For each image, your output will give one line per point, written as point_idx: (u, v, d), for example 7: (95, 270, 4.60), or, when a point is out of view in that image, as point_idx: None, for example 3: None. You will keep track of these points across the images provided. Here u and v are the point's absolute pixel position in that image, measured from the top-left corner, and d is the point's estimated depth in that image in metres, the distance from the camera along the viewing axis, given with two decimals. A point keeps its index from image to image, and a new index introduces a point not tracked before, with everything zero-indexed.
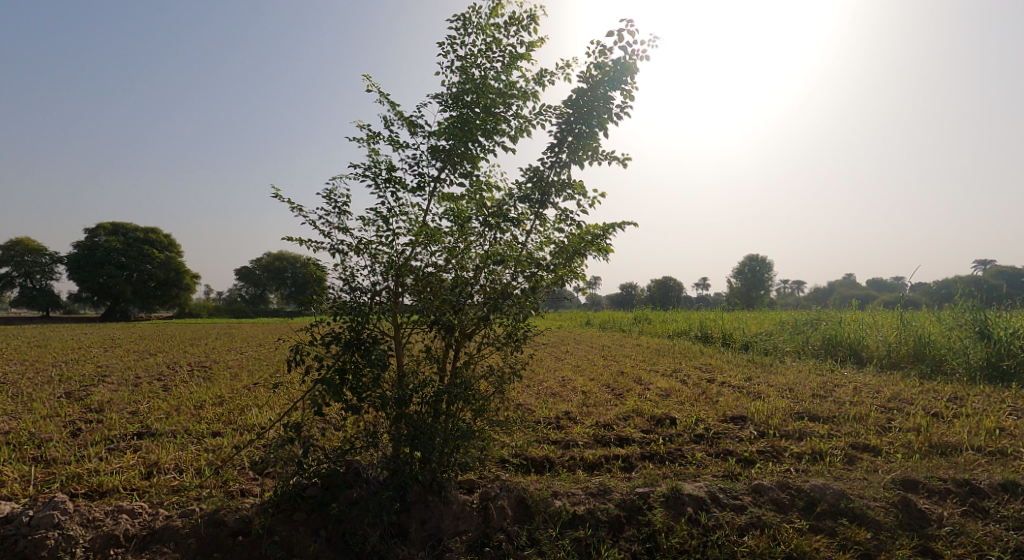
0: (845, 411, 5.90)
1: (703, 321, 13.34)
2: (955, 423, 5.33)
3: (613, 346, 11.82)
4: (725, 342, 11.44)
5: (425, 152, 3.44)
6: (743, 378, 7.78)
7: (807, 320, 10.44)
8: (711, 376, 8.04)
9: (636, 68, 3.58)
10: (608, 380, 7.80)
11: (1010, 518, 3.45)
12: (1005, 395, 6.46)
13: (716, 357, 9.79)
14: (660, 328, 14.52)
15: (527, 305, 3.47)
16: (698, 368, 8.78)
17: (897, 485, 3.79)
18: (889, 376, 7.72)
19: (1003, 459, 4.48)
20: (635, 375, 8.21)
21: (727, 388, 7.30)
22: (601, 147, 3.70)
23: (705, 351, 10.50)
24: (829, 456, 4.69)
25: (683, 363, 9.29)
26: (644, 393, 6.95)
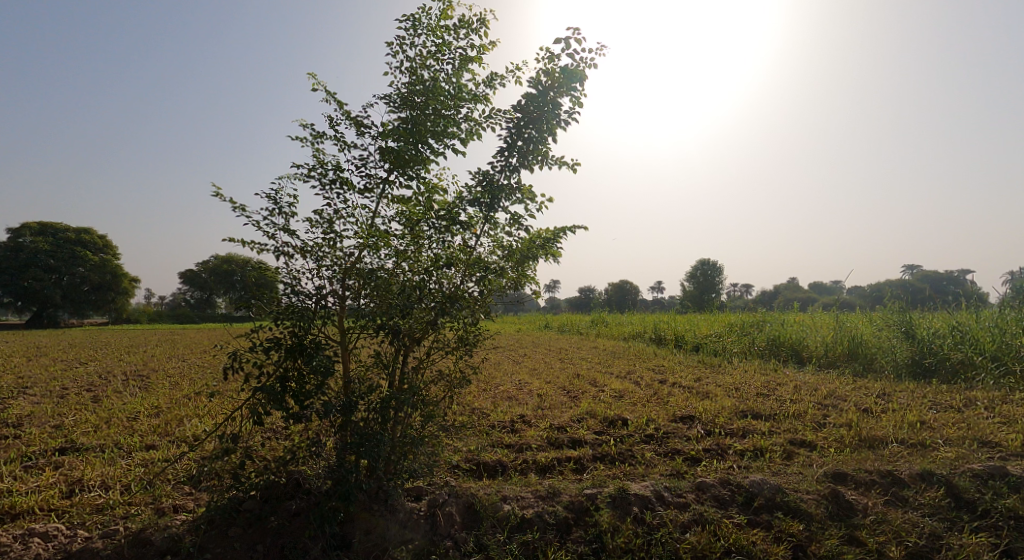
0: (786, 409, 6.17)
1: (656, 323, 13.67)
2: (882, 418, 5.67)
3: (569, 349, 11.94)
4: (677, 345, 11.77)
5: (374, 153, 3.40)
6: (693, 378, 8.03)
7: (754, 322, 10.85)
8: (663, 377, 8.23)
9: (583, 76, 3.67)
10: (563, 383, 7.89)
11: (927, 506, 3.69)
12: (927, 390, 6.91)
13: (668, 358, 10.04)
14: (617, 330, 14.79)
15: (477, 310, 3.48)
16: (652, 370, 8.97)
17: (828, 477, 4.00)
18: (825, 375, 8.11)
19: (923, 450, 4.78)
20: (590, 377, 8.31)
21: (677, 388, 7.50)
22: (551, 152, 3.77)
23: (658, 353, 10.76)
24: (769, 452, 4.89)
25: (637, 365, 9.48)
26: (598, 395, 7.07)
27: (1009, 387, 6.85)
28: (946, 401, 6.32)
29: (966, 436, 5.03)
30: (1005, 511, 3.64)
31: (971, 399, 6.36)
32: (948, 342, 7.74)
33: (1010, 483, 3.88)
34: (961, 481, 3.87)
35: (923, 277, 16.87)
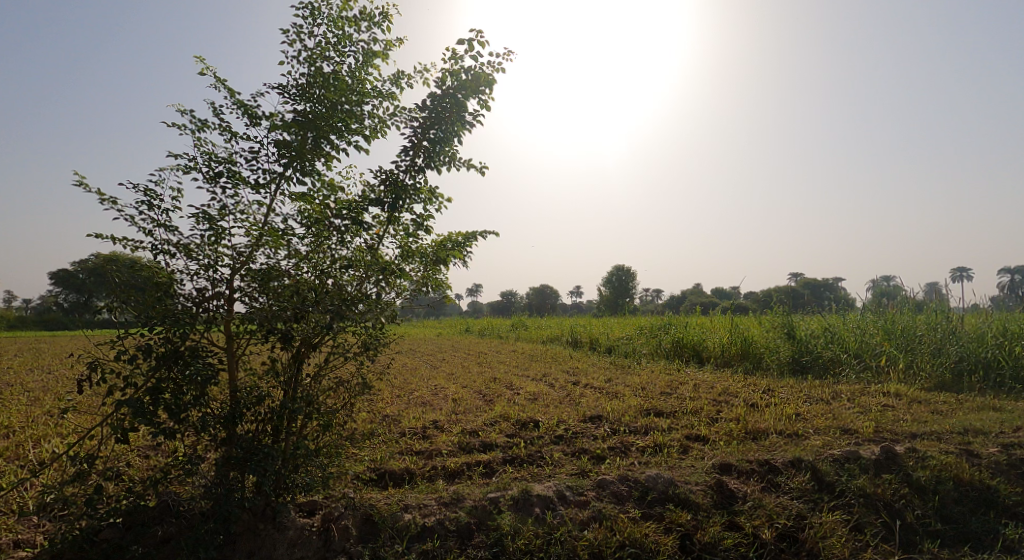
0: (685, 406, 6.52)
1: (573, 327, 14.01)
2: (766, 412, 6.15)
3: (487, 352, 11.96)
4: (592, 347, 12.13)
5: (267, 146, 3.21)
6: (603, 379, 8.30)
7: (661, 325, 11.40)
8: (575, 378, 8.44)
9: (489, 79, 3.69)
10: (479, 387, 7.87)
11: (796, 490, 4.04)
12: (805, 385, 7.59)
13: (582, 360, 10.33)
14: (535, 334, 15.00)
15: (380, 314, 3.35)
16: (566, 372, 9.16)
17: (715, 469, 4.26)
18: (721, 373, 8.67)
19: (798, 440, 5.23)
20: (506, 381, 8.35)
21: (589, 389, 7.71)
22: (457, 154, 3.74)
23: (573, 355, 11.02)
24: (667, 447, 5.13)
25: (552, 367, 9.65)
26: (513, 398, 7.11)
27: (867, 380, 7.70)
28: (818, 394, 6.97)
29: (832, 425, 5.57)
30: (857, 491, 4.08)
31: (839, 392, 7.05)
32: (821, 342, 8.56)
33: (862, 465, 4.35)
34: (824, 466, 4.27)
35: (807, 284, 18.59)
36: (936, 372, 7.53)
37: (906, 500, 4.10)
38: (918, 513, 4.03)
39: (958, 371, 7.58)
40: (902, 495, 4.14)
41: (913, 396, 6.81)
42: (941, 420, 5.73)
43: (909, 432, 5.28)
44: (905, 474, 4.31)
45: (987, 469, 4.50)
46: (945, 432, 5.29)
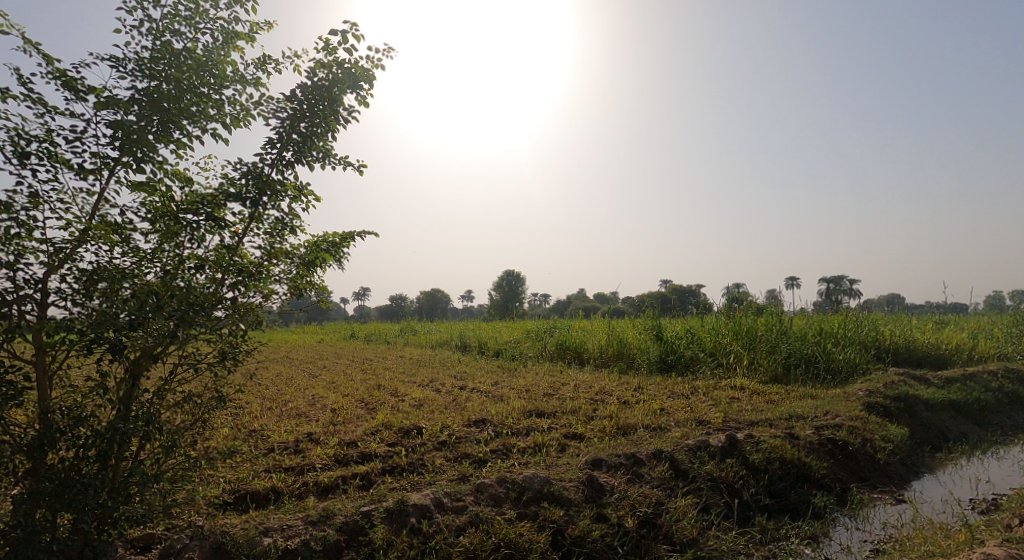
0: (565, 406, 6.74)
1: (462, 331, 13.97)
2: (636, 408, 6.55)
3: (373, 359, 11.51)
4: (480, 351, 12.12)
5: (98, 126, 2.81)
6: (489, 382, 8.35)
7: (547, 329, 11.71)
8: (462, 383, 8.40)
9: (366, 74, 3.56)
10: (362, 395, 7.54)
11: (657, 480, 4.34)
12: (671, 382, 8.20)
13: (470, 364, 10.30)
14: (424, 339, 14.72)
15: (240, 319, 3.07)
16: (454, 376, 9.07)
17: (587, 464, 4.44)
18: (599, 373, 9.10)
19: (662, 432, 5.63)
20: (390, 388, 8.09)
21: (475, 393, 7.70)
22: (331, 150, 3.55)
23: (461, 359, 10.96)
24: (546, 447, 5.27)
25: (439, 372, 9.52)
26: (397, 405, 6.90)
27: (719, 376, 8.53)
28: (681, 390, 7.57)
29: (691, 417, 6.07)
30: (706, 476, 4.50)
31: (697, 387, 7.71)
32: (683, 342, 9.32)
33: (710, 452, 4.79)
34: (680, 455, 4.63)
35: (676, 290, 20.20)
36: (770, 367, 8.56)
37: (743, 481, 4.60)
38: (752, 491, 4.55)
39: (788, 364, 8.63)
40: (741, 476, 4.63)
41: (755, 388, 7.65)
42: (774, 408, 6.51)
43: (750, 420, 5.91)
44: (743, 458, 4.83)
45: (804, 449, 5.22)
46: (776, 419, 6.00)
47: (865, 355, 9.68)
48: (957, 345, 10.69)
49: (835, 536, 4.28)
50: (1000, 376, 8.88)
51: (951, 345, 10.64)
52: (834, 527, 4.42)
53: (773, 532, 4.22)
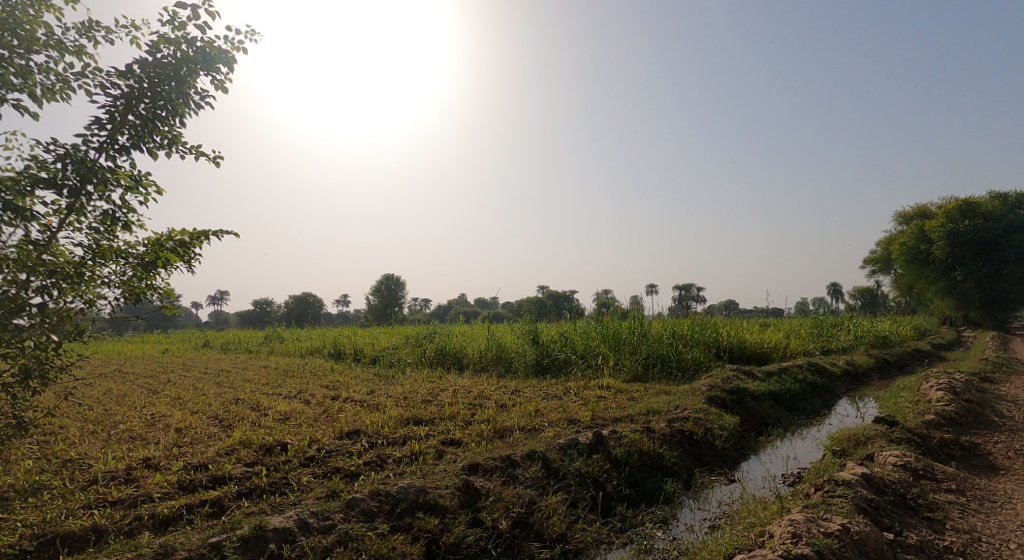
0: (442, 412, 6.69)
1: (336, 338, 13.27)
2: (514, 411, 6.69)
3: (232, 370, 10.47)
4: (356, 358, 11.62)
5: None
6: (365, 391, 8.03)
7: (427, 334, 11.50)
8: (335, 392, 7.98)
9: (223, 58, 3.35)
10: (215, 411, 6.86)
11: (530, 480, 4.47)
12: (547, 384, 8.49)
13: (344, 373, 9.77)
14: (292, 347, 13.74)
15: (52, 324, 2.70)
16: (325, 386, 8.59)
17: (463, 470, 4.45)
18: (478, 377, 9.15)
19: (535, 433, 5.80)
20: (251, 402, 7.45)
21: (349, 403, 7.37)
22: (178, 135, 3.28)
23: (335, 368, 10.38)
24: (423, 454, 5.19)
25: (309, 382, 8.95)
26: (258, 421, 6.38)
27: (589, 376, 9.02)
28: (554, 391, 7.86)
29: (562, 417, 6.33)
30: (575, 472, 4.73)
31: (569, 388, 8.07)
32: (557, 345, 9.71)
33: (580, 449, 5.04)
34: (552, 454, 4.82)
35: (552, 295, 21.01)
36: (631, 366, 9.24)
37: (607, 474, 4.90)
38: (614, 483, 4.87)
39: (647, 364, 9.38)
40: (605, 469, 4.94)
41: (618, 387, 8.18)
42: (634, 405, 7.01)
43: (614, 417, 6.31)
44: (607, 453, 5.16)
45: (659, 441, 5.69)
46: (635, 414, 6.47)
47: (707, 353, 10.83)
48: (776, 343, 12.37)
49: (681, 517, 4.70)
50: (806, 368, 10.44)
51: (772, 342, 12.27)
52: (681, 509, 4.85)
53: (631, 519, 4.54)
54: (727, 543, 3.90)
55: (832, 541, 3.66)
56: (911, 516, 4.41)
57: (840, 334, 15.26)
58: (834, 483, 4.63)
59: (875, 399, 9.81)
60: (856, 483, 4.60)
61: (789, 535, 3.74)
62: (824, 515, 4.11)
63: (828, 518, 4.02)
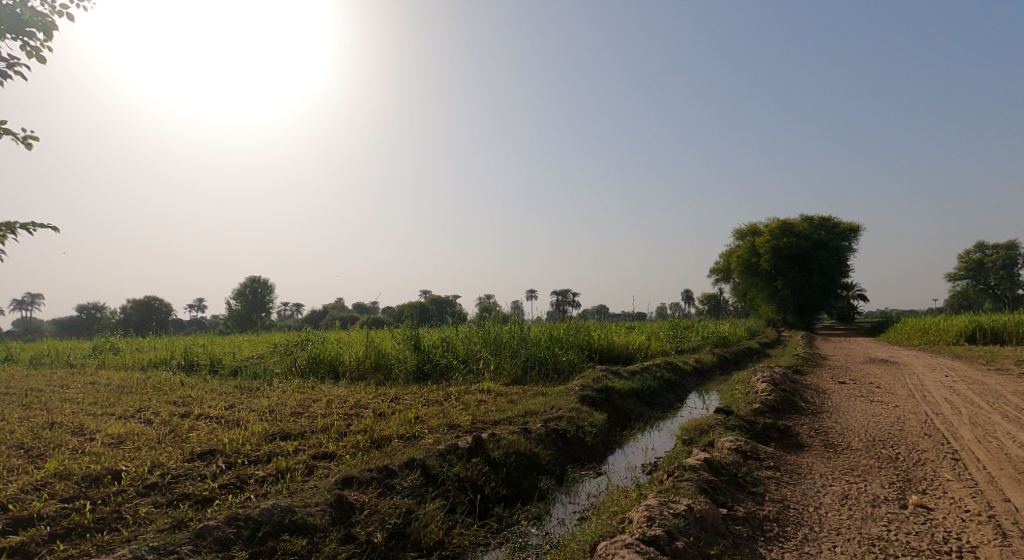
0: (314, 425, 6.57)
1: (188, 348, 12.08)
2: (391, 419, 6.80)
3: (45, 391, 8.91)
4: (213, 371, 10.89)
5: None
6: (223, 407, 7.55)
7: (296, 341, 10.91)
8: (184, 408, 7.38)
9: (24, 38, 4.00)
10: (19, 437, 5.78)
11: (408, 489, 4.71)
12: (425, 390, 8.67)
13: (199, 389, 8.92)
14: (131, 360, 12.21)
15: None
16: (172, 404, 7.80)
17: (337, 485, 4.60)
18: (354, 387, 8.99)
19: (414, 441, 6.02)
20: (72, 423, 6.45)
21: (202, 420, 6.87)
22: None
23: (187, 383, 9.46)
24: (289, 472, 5.08)
25: (150, 400, 8.04)
26: (81, 447, 5.54)
27: (470, 380, 9.42)
28: (434, 397, 8.08)
29: (442, 423, 6.61)
30: (454, 477, 5.05)
31: (449, 393, 8.37)
32: (439, 351, 9.98)
33: (459, 454, 5.38)
34: (431, 461, 5.09)
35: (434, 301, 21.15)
36: (511, 370, 9.84)
37: (485, 477, 5.30)
38: (492, 485, 5.27)
39: (526, 367, 10.08)
40: (483, 473, 5.33)
41: (499, 390, 8.68)
42: (512, 407, 7.51)
43: (493, 420, 6.74)
44: (486, 456, 5.55)
45: (534, 441, 6.21)
46: (514, 416, 6.96)
47: (581, 355, 11.77)
48: (640, 344, 13.71)
49: (554, 512, 5.23)
50: (664, 367, 11.73)
51: (637, 344, 13.61)
52: (554, 505, 5.38)
53: (508, 519, 4.97)
54: (593, 532, 4.37)
55: (679, 520, 4.23)
56: (739, 492, 5.18)
57: (691, 335, 17.27)
58: (681, 469, 5.29)
59: (716, 392, 11.31)
60: (699, 467, 5.29)
61: (644, 520, 4.27)
62: (672, 497, 4.70)
63: (677, 500, 4.61)
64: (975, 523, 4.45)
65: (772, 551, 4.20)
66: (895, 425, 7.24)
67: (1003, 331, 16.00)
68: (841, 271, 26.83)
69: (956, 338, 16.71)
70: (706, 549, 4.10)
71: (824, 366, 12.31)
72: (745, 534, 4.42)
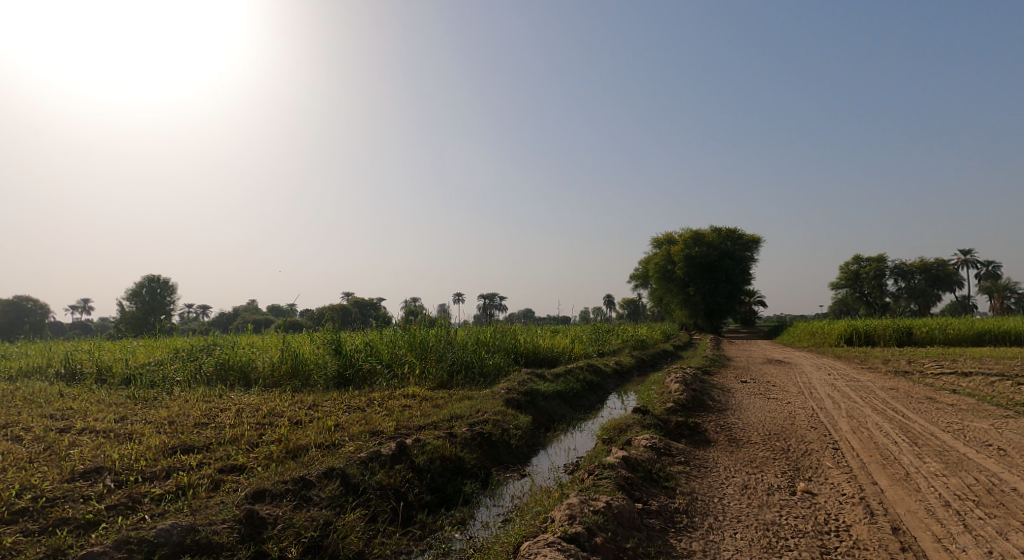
0: (221, 436, 6.16)
1: (69, 354, 10.45)
2: (308, 427, 6.59)
3: None
4: (101, 380, 9.56)
5: None
6: (113, 419, 6.76)
7: (202, 347, 10.13)
8: (64, 423, 6.53)
9: None
10: None
11: (325, 500, 4.72)
12: (345, 397, 8.47)
13: (82, 399, 7.91)
14: None
15: None
16: (47, 417, 6.88)
17: (247, 499, 4.55)
18: (267, 394, 8.53)
19: (334, 449, 5.91)
20: None
21: (86, 434, 6.18)
22: None
23: (67, 394, 8.27)
24: (192, 488, 4.84)
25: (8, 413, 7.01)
26: None
27: (394, 386, 9.38)
28: (355, 404, 7.97)
29: (364, 430, 6.56)
30: (376, 485, 5.10)
31: (372, 399, 8.32)
32: (362, 355, 9.88)
33: (381, 461, 5.43)
34: (351, 470, 5.11)
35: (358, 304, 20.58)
36: (437, 374, 9.97)
37: (409, 483, 5.38)
38: (416, 491, 5.37)
39: (452, 371, 10.23)
40: (407, 479, 5.41)
41: (424, 395, 8.73)
42: (438, 412, 7.60)
43: (418, 425, 6.81)
44: (410, 461, 5.63)
45: (460, 445, 6.35)
46: (439, 421, 7.06)
47: (507, 358, 12.01)
48: (564, 348, 14.17)
49: (478, 516, 5.41)
50: (586, 369, 12.19)
51: (561, 347, 14.05)
52: (478, 508, 5.57)
53: (431, 525, 5.09)
54: (516, 533, 4.58)
55: (597, 517, 4.52)
56: (654, 486, 5.60)
57: (612, 339, 17.97)
58: (601, 467, 5.59)
59: (635, 393, 11.88)
60: (617, 464, 5.63)
61: (566, 518, 4.52)
62: (592, 495, 4.98)
63: (597, 497, 4.92)
64: (851, 505, 5.06)
65: (681, 541, 4.57)
66: (788, 420, 8.00)
67: (873, 334, 18.05)
68: (745, 279, 28.90)
69: (837, 340, 18.60)
70: (622, 543, 4.41)
71: (729, 366, 13.33)
72: (658, 526, 4.80)
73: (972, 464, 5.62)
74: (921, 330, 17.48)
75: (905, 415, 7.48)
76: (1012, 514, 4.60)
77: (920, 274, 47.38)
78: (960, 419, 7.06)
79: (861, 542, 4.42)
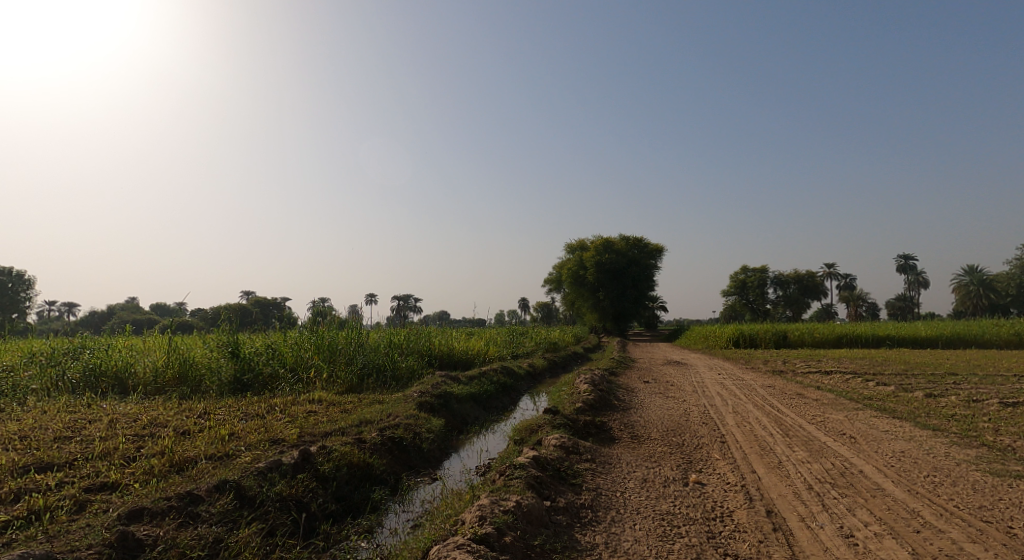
0: (89, 451, 5.72)
1: None
2: (197, 438, 6.26)
3: None
4: None
5: None
6: None
7: (67, 349, 9.13)
8: None
9: None
10: None
11: (217, 516, 4.56)
12: (240, 404, 8.08)
13: None
14: None
15: None
16: None
17: (122, 519, 4.29)
18: (147, 402, 7.95)
19: (228, 460, 5.68)
20: None
21: None
22: None
23: None
24: (52, 512, 4.49)
25: None
26: None
27: (297, 391, 9.11)
28: (253, 411, 7.66)
29: (262, 438, 6.35)
30: (275, 497, 5.00)
31: (272, 406, 8.02)
32: (262, 359, 9.46)
33: (282, 471, 5.31)
34: (247, 482, 4.96)
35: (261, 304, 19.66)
36: (345, 378, 9.82)
37: (312, 493, 5.31)
38: (320, 501, 5.31)
39: (362, 374, 10.12)
40: (311, 489, 5.34)
41: (331, 400, 8.56)
42: (345, 417, 7.49)
43: (324, 432, 6.68)
44: (314, 470, 5.55)
45: (369, 451, 6.33)
46: (348, 426, 6.97)
47: (420, 362, 11.97)
48: (478, 351, 14.33)
49: (386, 523, 5.43)
50: (498, 371, 12.41)
51: (475, 350, 14.19)
52: (387, 514, 5.60)
53: (335, 535, 5.06)
54: (425, 538, 4.67)
55: (507, 517, 4.72)
56: (562, 484, 5.90)
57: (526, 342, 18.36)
58: (512, 467, 5.80)
59: (546, 393, 12.28)
60: (527, 464, 5.87)
61: (477, 519, 4.68)
62: (502, 495, 5.19)
63: (507, 497, 5.11)
64: (733, 492, 5.61)
65: (585, 535, 4.87)
66: (683, 417, 8.63)
67: (755, 337, 19.80)
68: (648, 285, 30.57)
69: (725, 343, 20.17)
70: (531, 541, 4.63)
71: (634, 368, 14.10)
72: (565, 522, 5.07)
73: (831, 452, 6.40)
74: (794, 334, 19.45)
75: (780, 410, 8.33)
76: (859, 493, 5.32)
77: (794, 284, 52.51)
78: (823, 412, 7.99)
79: (741, 525, 4.92)
